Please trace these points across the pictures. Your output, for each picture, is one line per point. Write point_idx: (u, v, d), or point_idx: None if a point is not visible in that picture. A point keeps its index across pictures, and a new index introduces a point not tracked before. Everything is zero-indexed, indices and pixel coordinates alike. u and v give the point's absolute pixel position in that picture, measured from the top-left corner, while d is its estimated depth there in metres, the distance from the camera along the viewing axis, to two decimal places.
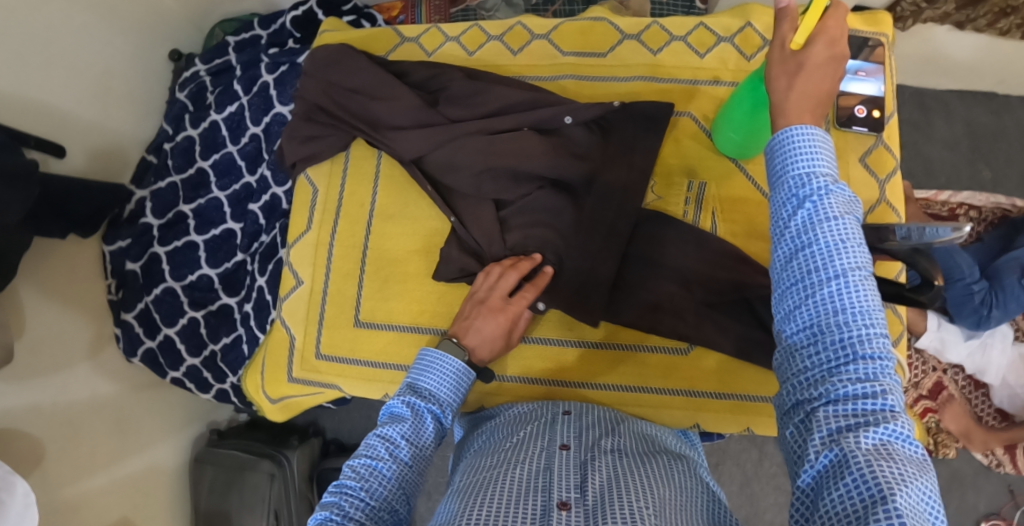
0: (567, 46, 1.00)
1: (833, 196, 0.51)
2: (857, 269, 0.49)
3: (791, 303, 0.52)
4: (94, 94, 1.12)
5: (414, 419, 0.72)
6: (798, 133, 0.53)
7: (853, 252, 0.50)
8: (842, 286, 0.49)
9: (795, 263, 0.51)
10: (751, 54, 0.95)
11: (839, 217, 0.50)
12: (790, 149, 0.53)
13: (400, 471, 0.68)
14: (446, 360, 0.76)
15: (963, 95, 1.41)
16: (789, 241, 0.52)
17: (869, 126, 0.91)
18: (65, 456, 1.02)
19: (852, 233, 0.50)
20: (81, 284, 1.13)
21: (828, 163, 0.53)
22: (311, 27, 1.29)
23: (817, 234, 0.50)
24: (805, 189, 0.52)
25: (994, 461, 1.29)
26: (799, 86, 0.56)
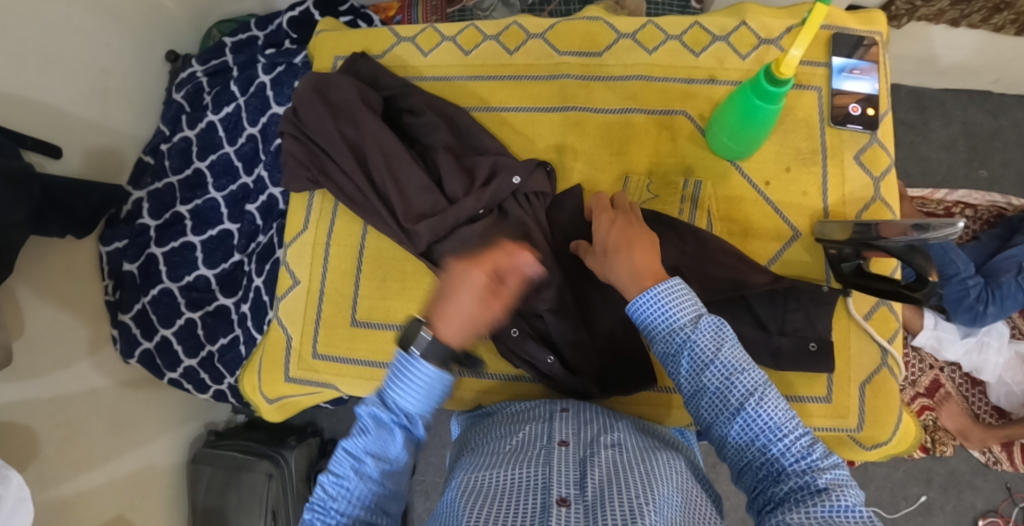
0: (564, 46, 1.00)
1: (701, 342, 0.66)
2: (753, 394, 0.63)
3: (717, 434, 0.65)
4: (90, 94, 1.12)
5: (380, 435, 0.68)
6: (644, 296, 0.69)
7: (743, 379, 0.64)
8: (742, 410, 0.63)
9: (703, 407, 0.66)
10: (746, 53, 0.95)
11: (716, 358, 0.65)
12: (642, 312, 0.70)
13: (369, 488, 0.67)
14: (415, 374, 0.66)
15: (958, 94, 1.42)
16: (690, 393, 0.67)
17: (863, 123, 0.92)
18: (62, 457, 1.02)
19: (737, 369, 0.64)
20: (78, 285, 1.12)
21: (684, 310, 0.68)
22: (307, 28, 1.30)
23: (706, 377, 0.65)
24: (674, 341, 0.68)
25: (991, 459, 1.30)
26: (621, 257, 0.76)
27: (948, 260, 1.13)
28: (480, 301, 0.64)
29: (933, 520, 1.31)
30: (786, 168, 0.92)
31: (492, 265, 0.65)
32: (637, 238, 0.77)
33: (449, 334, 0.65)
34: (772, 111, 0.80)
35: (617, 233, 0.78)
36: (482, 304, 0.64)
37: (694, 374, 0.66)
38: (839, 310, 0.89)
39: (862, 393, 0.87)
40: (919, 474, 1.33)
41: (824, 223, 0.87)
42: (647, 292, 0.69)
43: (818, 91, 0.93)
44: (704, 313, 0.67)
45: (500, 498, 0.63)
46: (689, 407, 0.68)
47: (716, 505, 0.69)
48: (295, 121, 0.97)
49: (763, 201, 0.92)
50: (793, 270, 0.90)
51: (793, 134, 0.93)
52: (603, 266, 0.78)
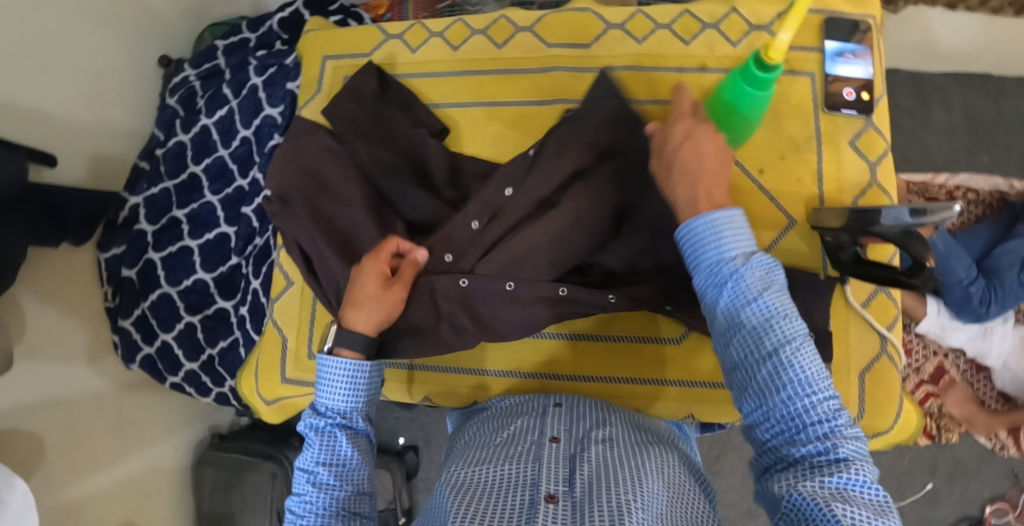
0: (553, 37, 0.99)
1: (748, 279, 0.57)
2: (790, 343, 0.55)
3: (739, 378, 0.58)
4: (84, 101, 1.11)
5: (325, 440, 0.74)
6: (699, 221, 0.59)
7: (785, 329, 0.56)
8: (777, 360, 0.55)
9: (733, 347, 0.58)
10: (737, 40, 0.94)
11: (759, 299, 0.56)
12: (692, 239, 0.61)
13: (331, 495, 0.72)
14: (328, 367, 0.75)
15: (958, 78, 1.40)
16: (721, 328, 0.59)
17: (859, 108, 0.91)
18: (67, 464, 1.02)
19: (780, 317, 0.56)
20: (77, 292, 1.11)
21: (737, 240, 0.59)
22: (298, 28, 1.30)
23: (746, 320, 0.57)
24: (719, 276, 0.59)
25: (997, 445, 1.29)
26: (681, 182, 0.64)
27: (949, 269, 1.12)
28: (383, 287, 0.78)
29: (938, 507, 1.30)
30: (780, 156, 0.91)
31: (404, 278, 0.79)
32: (705, 166, 0.64)
33: (365, 326, 0.77)
34: (762, 96, 0.78)
35: (683, 158, 0.65)
36: (384, 286, 0.78)
37: (732, 310, 0.58)
38: (836, 298, 0.88)
39: (862, 382, 0.86)
40: (924, 462, 1.32)
41: (821, 211, 0.87)
42: (703, 218, 0.59)
43: (813, 76, 0.92)
44: (757, 251, 0.57)
45: (488, 497, 0.62)
46: (716, 343, 0.60)
47: (710, 498, 0.68)
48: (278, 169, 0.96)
49: (758, 189, 0.90)
50: (789, 258, 0.89)
51: (787, 121, 0.91)
52: (664, 190, 0.66)
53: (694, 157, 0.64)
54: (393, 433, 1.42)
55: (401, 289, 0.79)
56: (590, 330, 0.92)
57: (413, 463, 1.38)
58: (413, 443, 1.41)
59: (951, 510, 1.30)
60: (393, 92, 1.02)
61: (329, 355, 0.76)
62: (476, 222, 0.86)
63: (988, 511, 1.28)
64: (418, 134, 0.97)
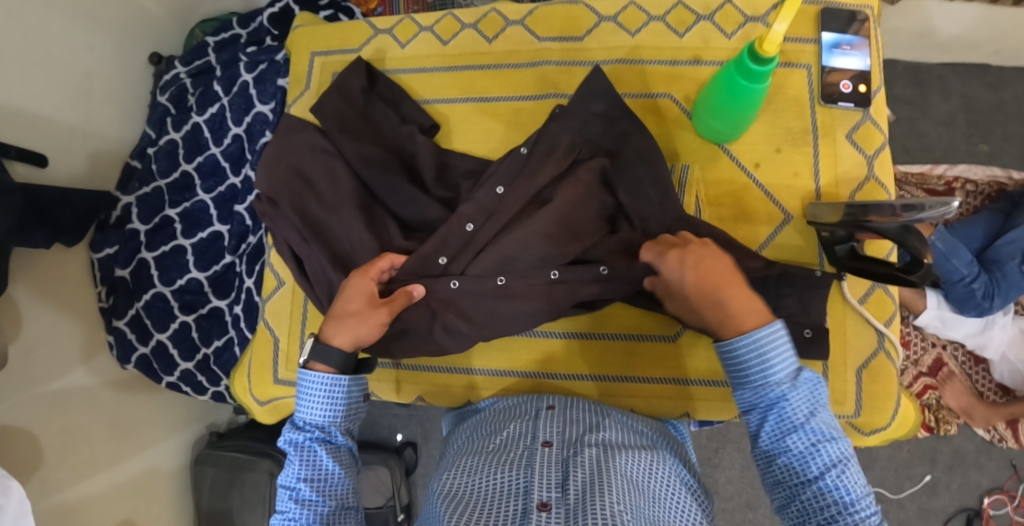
0: (544, 31, 0.98)
1: (793, 402, 0.63)
2: (835, 467, 0.62)
3: (784, 489, 0.65)
4: (74, 99, 1.09)
5: (305, 456, 0.75)
6: (744, 341, 0.65)
7: (827, 449, 0.62)
8: (822, 473, 0.62)
9: (779, 464, 0.64)
10: (732, 32, 0.93)
11: (806, 422, 0.63)
12: (737, 360, 0.66)
13: (311, 511, 0.72)
14: (307, 382, 0.75)
15: (956, 68, 1.38)
16: (768, 444, 0.65)
17: (855, 100, 0.89)
18: (63, 466, 1.01)
19: (822, 435, 0.62)
20: (70, 292, 1.10)
21: (784, 360, 0.64)
22: (287, 24, 1.28)
23: (790, 437, 0.63)
24: (765, 396, 0.65)
25: (996, 437, 1.28)
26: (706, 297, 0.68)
27: (950, 268, 1.13)
28: (368, 307, 0.77)
29: (938, 499, 1.30)
30: (776, 149, 0.90)
31: (393, 303, 0.79)
32: (722, 278, 0.68)
33: (342, 342, 0.76)
34: (761, 94, 0.78)
35: (696, 282, 0.69)
36: (368, 307, 0.77)
37: (777, 432, 0.64)
38: (834, 294, 0.87)
39: (859, 378, 0.86)
40: (923, 453, 1.31)
41: (816, 206, 0.85)
42: (748, 337, 0.65)
43: (808, 68, 0.91)
44: (803, 375, 0.63)
45: (483, 505, 0.61)
46: (761, 456, 0.66)
47: (704, 505, 0.68)
48: (268, 166, 0.94)
49: (753, 184, 0.89)
50: (785, 254, 0.88)
51: (783, 113, 0.90)
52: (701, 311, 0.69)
53: (709, 274, 0.68)
54: (391, 430, 1.41)
55: (384, 312, 0.77)
56: (585, 328, 0.92)
57: (411, 459, 1.38)
58: (411, 440, 1.40)
59: (951, 502, 1.29)
60: (383, 88, 1.01)
61: (306, 371, 0.76)
62: (471, 225, 0.85)
63: (987, 503, 1.28)
64: (410, 130, 0.95)
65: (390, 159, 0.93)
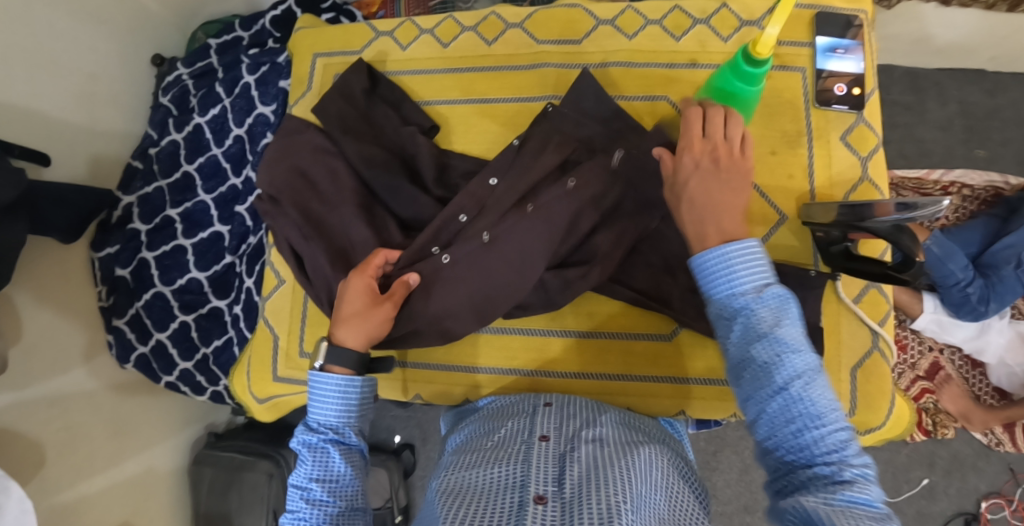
0: (543, 34, 0.99)
1: (760, 313, 0.60)
2: (800, 378, 0.57)
3: (750, 408, 0.60)
4: (77, 100, 1.10)
5: (318, 456, 0.75)
6: (714, 251, 0.63)
7: (794, 360, 0.57)
8: (786, 385, 0.57)
9: (745, 382, 0.59)
10: (728, 35, 0.94)
11: (773, 332, 0.58)
12: (705, 272, 0.64)
13: (323, 511, 0.72)
14: (321, 382, 0.77)
15: (953, 74, 1.40)
16: (734, 362, 0.60)
17: (849, 103, 0.90)
18: (62, 463, 1.01)
19: (790, 345, 0.58)
20: (71, 291, 1.11)
21: (749, 269, 0.62)
22: (290, 26, 1.29)
23: (755, 347, 0.59)
24: (730, 307, 0.62)
25: (993, 440, 1.29)
26: (691, 202, 0.68)
27: (944, 271, 1.13)
28: (372, 303, 0.79)
29: (935, 503, 1.30)
30: (772, 151, 0.91)
31: (396, 296, 0.81)
32: (718, 201, 0.67)
33: (353, 342, 0.78)
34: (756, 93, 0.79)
35: (698, 190, 0.68)
36: (371, 302, 0.79)
37: (743, 347, 0.59)
38: (828, 294, 0.87)
39: (853, 378, 0.86)
40: (921, 457, 1.32)
41: (810, 206, 0.86)
42: (717, 248, 0.63)
43: (802, 71, 0.92)
44: (770, 285, 0.60)
45: (478, 499, 0.62)
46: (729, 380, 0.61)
47: (701, 500, 0.68)
48: (268, 167, 0.95)
49: None
50: (780, 254, 0.89)
51: (778, 116, 0.91)
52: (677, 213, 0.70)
53: (710, 190, 0.67)
54: (390, 431, 1.41)
55: (390, 305, 0.80)
56: (581, 327, 0.92)
57: (410, 462, 1.38)
58: (410, 441, 1.40)
59: (949, 506, 1.30)
60: (383, 89, 1.02)
61: (320, 371, 0.78)
62: (465, 216, 0.86)
63: (984, 507, 1.28)
64: (410, 131, 0.96)
65: (390, 159, 0.94)
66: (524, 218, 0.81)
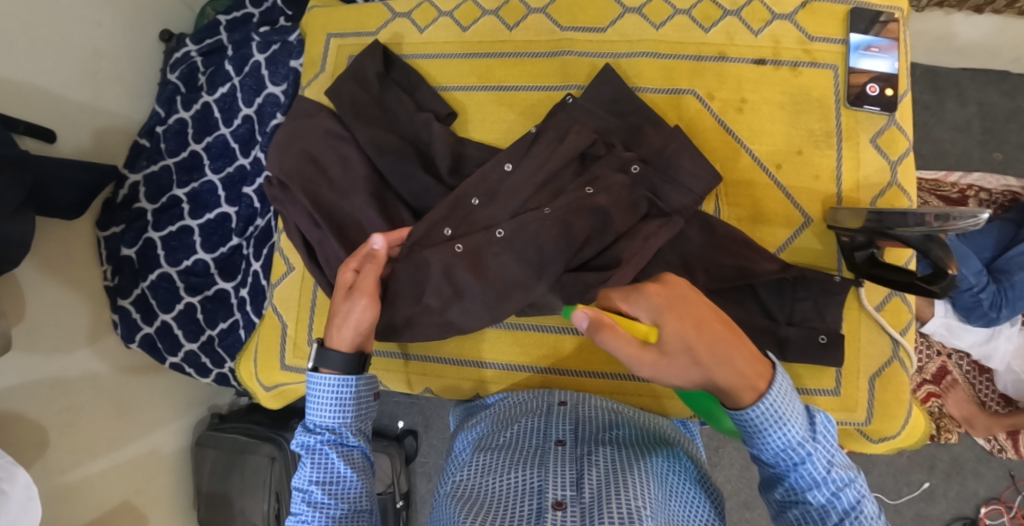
0: (566, 21, 0.96)
1: (816, 456, 0.59)
2: (854, 512, 0.59)
3: None
4: (82, 75, 1.07)
5: (317, 458, 0.75)
6: (759, 413, 0.58)
7: (843, 495, 0.59)
8: (837, 497, 0.59)
9: (794, 512, 0.61)
10: (758, 29, 0.91)
11: (825, 475, 0.59)
12: (754, 429, 0.60)
13: (324, 513, 0.74)
14: (314, 387, 0.75)
15: (975, 74, 1.36)
16: (784, 493, 0.62)
17: (881, 104, 0.87)
18: (64, 444, 1.00)
19: (837, 484, 0.59)
20: (76, 269, 1.09)
21: (794, 418, 0.59)
22: (301, 5, 1.27)
23: (808, 491, 0.60)
24: (782, 456, 0.60)
25: (996, 447, 1.27)
26: (710, 360, 0.57)
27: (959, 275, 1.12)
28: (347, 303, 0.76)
29: (934, 506, 1.30)
30: (798, 151, 0.88)
31: (371, 288, 0.76)
32: (716, 331, 0.58)
33: (342, 344, 0.76)
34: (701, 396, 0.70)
35: (696, 328, 0.57)
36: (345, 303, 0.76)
37: (797, 487, 0.61)
38: (850, 300, 0.86)
39: (871, 386, 0.85)
40: (922, 460, 1.31)
41: (838, 211, 0.84)
42: (764, 402, 0.58)
43: (834, 69, 0.89)
44: (818, 427, 0.59)
45: (496, 503, 0.61)
46: (776, 503, 0.64)
47: (717, 505, 0.67)
48: (276, 153, 0.92)
49: (773, 186, 0.88)
50: (804, 257, 0.87)
51: (807, 115, 0.88)
52: (698, 376, 0.57)
53: (704, 322, 0.58)
54: (392, 417, 1.41)
55: (366, 301, 0.76)
56: None
57: (412, 447, 1.37)
58: (412, 428, 1.40)
59: (948, 510, 1.29)
60: (398, 73, 0.99)
61: (316, 373, 0.76)
62: (476, 199, 0.84)
63: (984, 512, 1.28)
64: (425, 118, 0.94)
65: (406, 146, 0.92)
66: (536, 211, 0.81)
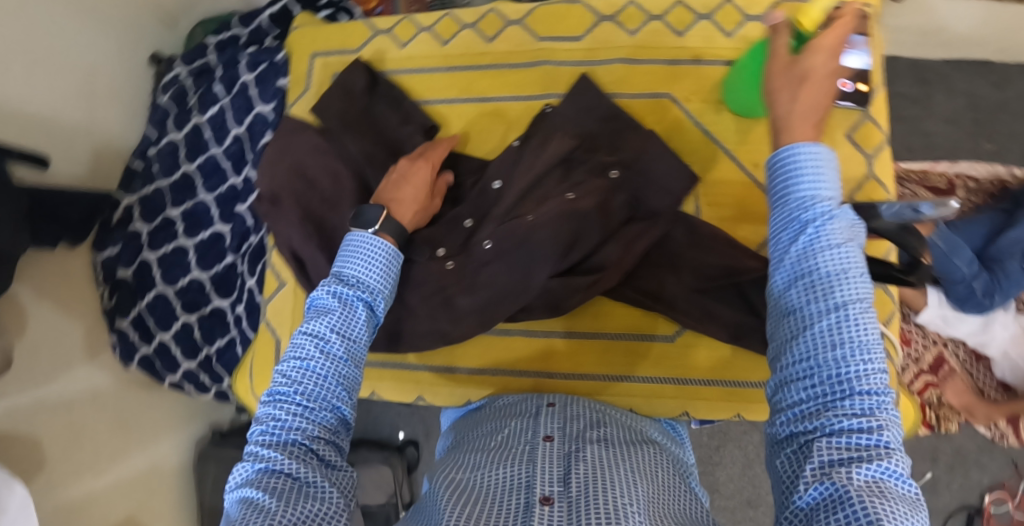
0: (544, 31, 0.98)
1: (833, 223, 0.51)
2: (858, 304, 0.49)
3: (789, 332, 0.52)
4: (75, 101, 1.09)
5: (344, 309, 0.65)
6: (802, 149, 0.54)
7: (852, 284, 0.50)
8: (842, 275, 0.50)
9: (798, 291, 0.51)
10: (731, 31, 0.92)
11: (841, 251, 0.50)
12: (792, 168, 0.55)
13: (335, 367, 0.61)
14: (372, 242, 0.70)
15: (958, 66, 1.38)
16: (785, 271, 0.53)
17: (855, 100, 0.89)
18: (67, 464, 1.01)
19: (849, 264, 0.50)
20: (73, 292, 1.10)
21: (829, 173, 0.54)
22: (287, 24, 1.28)
23: (818, 260, 0.51)
24: (805, 215, 0.53)
25: (997, 435, 1.27)
26: (802, 94, 0.57)
27: (951, 266, 1.11)
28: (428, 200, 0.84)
29: (938, 497, 1.30)
30: None
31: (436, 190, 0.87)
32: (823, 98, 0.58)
33: (406, 216, 0.79)
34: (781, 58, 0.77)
35: (825, 67, 0.57)
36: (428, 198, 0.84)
37: (807, 255, 0.51)
38: None
39: None
40: (924, 451, 1.31)
41: None
42: (809, 147, 0.54)
43: None
44: (845, 202, 0.53)
45: (484, 497, 0.62)
46: (778, 289, 0.53)
47: (701, 501, 0.68)
48: (265, 170, 0.94)
49: (753, 185, 0.90)
50: None
51: None
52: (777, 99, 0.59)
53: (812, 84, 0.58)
54: (393, 428, 1.42)
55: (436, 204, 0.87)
56: (585, 328, 0.92)
57: (413, 457, 1.38)
58: (413, 438, 1.40)
59: (951, 500, 1.30)
60: (383, 88, 1.01)
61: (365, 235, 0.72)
62: (469, 221, 0.88)
63: (988, 501, 1.28)
64: (409, 131, 0.95)
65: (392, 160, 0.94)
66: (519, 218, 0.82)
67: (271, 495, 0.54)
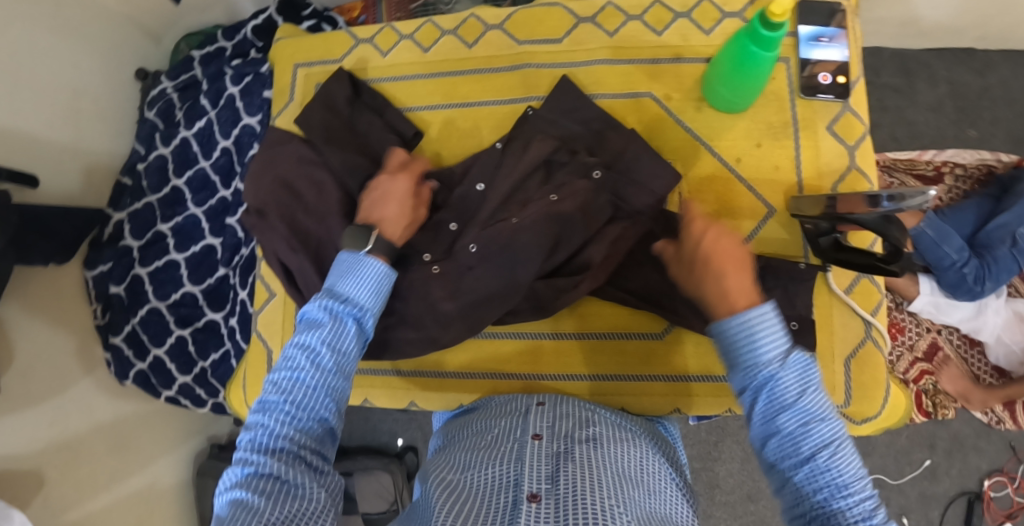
0: (524, 35, 0.98)
1: (783, 382, 0.59)
2: (827, 447, 0.57)
3: (779, 479, 0.60)
4: (61, 120, 1.09)
5: (335, 324, 0.65)
6: (736, 322, 0.62)
7: (817, 429, 0.57)
8: (805, 427, 0.58)
9: (774, 446, 0.60)
10: (710, 28, 0.93)
11: (796, 402, 0.58)
12: (732, 340, 0.62)
13: (324, 381, 0.62)
14: (367, 260, 0.70)
15: (940, 54, 1.39)
16: (760, 428, 0.61)
17: (836, 92, 0.90)
18: (65, 483, 1.01)
19: (809, 414, 0.58)
20: (65, 311, 1.11)
21: (770, 333, 0.60)
22: (272, 35, 1.28)
23: (779, 421, 0.59)
24: (755, 378, 0.61)
25: (993, 419, 1.28)
26: (719, 274, 0.67)
27: (940, 253, 1.13)
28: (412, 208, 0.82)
29: (938, 484, 1.30)
30: (757, 144, 0.90)
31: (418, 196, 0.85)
32: (732, 261, 0.67)
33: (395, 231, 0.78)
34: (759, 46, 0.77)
35: (717, 248, 0.69)
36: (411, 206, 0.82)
37: (770, 411, 0.60)
38: (819, 285, 0.88)
39: (848, 368, 0.86)
40: (922, 438, 1.32)
41: (798, 199, 0.86)
42: (740, 316, 0.61)
43: (788, 63, 0.91)
44: (791, 351, 0.59)
45: (472, 497, 0.62)
46: (759, 442, 0.61)
47: (686, 500, 0.69)
48: (250, 184, 0.94)
49: (736, 179, 0.90)
50: (771, 247, 0.89)
51: (763, 108, 0.90)
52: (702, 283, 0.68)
53: (720, 252, 0.69)
54: (392, 435, 1.41)
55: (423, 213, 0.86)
56: (573, 328, 0.92)
57: (413, 464, 1.38)
58: (412, 444, 1.40)
59: (951, 486, 1.30)
60: (367, 97, 1.01)
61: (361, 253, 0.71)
62: (455, 225, 0.88)
63: (987, 485, 1.29)
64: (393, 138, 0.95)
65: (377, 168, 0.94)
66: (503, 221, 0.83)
67: (262, 496, 0.54)
